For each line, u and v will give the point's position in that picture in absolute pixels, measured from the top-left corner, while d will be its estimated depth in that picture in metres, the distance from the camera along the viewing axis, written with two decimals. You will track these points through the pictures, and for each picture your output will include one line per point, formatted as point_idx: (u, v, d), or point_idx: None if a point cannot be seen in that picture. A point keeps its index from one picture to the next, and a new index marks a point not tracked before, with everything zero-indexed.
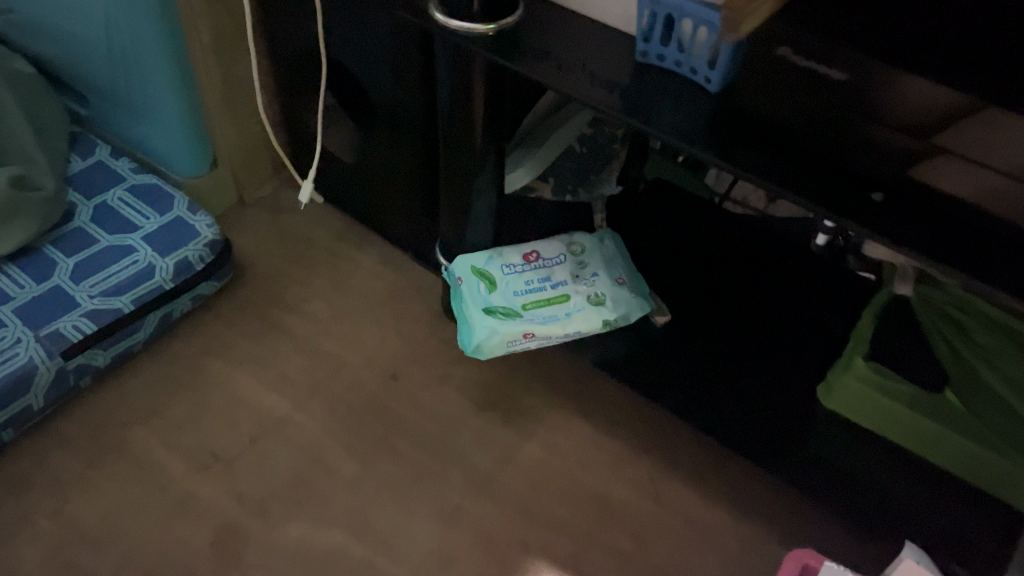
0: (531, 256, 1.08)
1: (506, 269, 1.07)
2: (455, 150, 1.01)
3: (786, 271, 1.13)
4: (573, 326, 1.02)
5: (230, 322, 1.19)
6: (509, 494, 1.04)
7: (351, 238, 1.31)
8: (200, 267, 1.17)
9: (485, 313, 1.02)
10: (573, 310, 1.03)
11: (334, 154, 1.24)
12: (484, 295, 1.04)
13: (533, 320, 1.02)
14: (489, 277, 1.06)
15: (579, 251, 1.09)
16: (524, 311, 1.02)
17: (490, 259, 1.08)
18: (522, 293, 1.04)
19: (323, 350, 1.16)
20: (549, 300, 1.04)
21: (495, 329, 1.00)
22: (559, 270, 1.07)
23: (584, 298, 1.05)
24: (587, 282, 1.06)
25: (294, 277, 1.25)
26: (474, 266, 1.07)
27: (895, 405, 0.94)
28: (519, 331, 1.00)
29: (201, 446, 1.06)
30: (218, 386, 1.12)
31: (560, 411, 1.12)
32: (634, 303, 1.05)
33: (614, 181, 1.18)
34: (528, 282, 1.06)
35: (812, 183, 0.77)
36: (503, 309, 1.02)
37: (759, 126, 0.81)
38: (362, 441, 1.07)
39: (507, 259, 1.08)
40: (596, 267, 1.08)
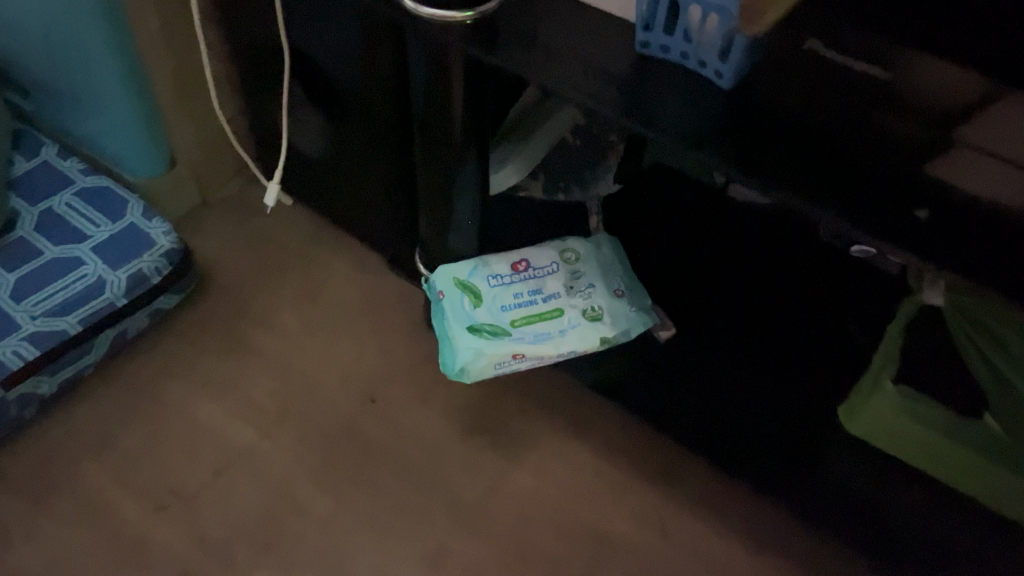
0: (520, 266, 0.98)
1: (492, 280, 0.96)
2: (433, 151, 0.90)
3: (803, 272, 1.00)
4: (568, 345, 0.92)
5: (192, 339, 1.08)
6: (499, 530, 0.94)
7: (325, 241, 1.20)
8: (157, 279, 1.06)
9: (469, 332, 0.91)
10: (567, 326, 0.93)
11: (302, 152, 1.13)
12: (468, 311, 0.93)
13: (523, 339, 0.92)
14: (474, 290, 0.95)
15: (573, 258, 0.99)
16: (513, 328, 0.93)
17: (475, 270, 0.97)
18: (511, 308, 0.94)
19: (293, 369, 1.06)
20: (541, 316, 0.94)
21: (480, 350, 0.90)
22: (551, 281, 0.97)
23: (579, 313, 0.94)
24: (582, 294, 0.96)
25: (262, 286, 1.14)
26: (457, 278, 0.96)
27: (929, 435, 0.84)
28: (507, 352, 0.90)
29: (159, 483, 0.96)
30: (178, 413, 1.02)
31: (554, 432, 1.02)
32: (634, 317, 0.95)
33: (611, 179, 1.06)
34: (517, 295, 0.95)
35: (828, 188, 0.66)
36: (489, 327, 0.92)
37: (771, 122, 0.70)
38: (336, 472, 0.98)
39: (493, 269, 0.97)
40: (592, 277, 0.97)
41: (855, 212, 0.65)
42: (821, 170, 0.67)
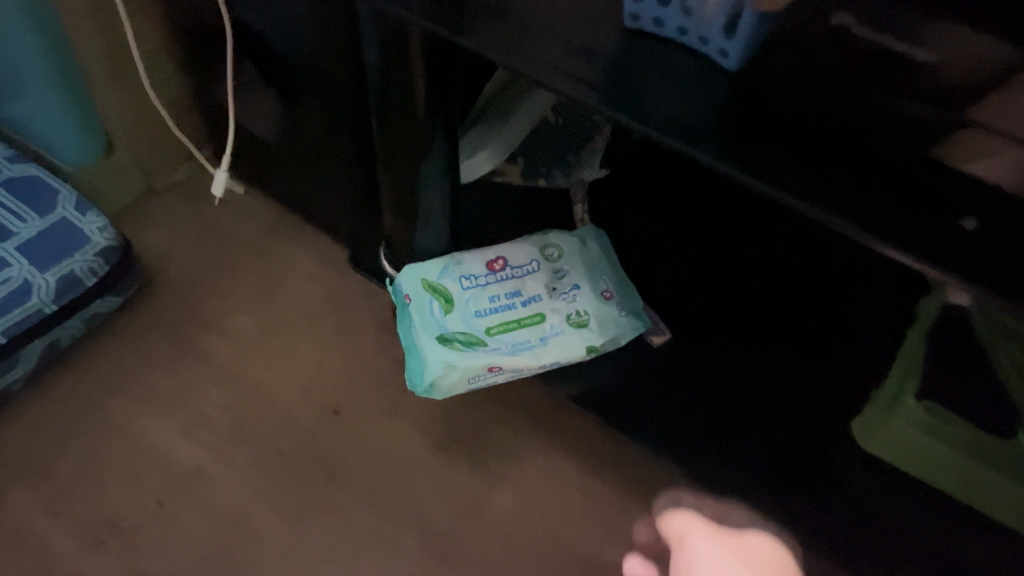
0: (496, 264, 0.87)
1: (465, 282, 0.85)
2: (392, 138, 0.78)
3: (804, 268, 0.90)
4: (551, 356, 0.82)
5: (135, 346, 0.98)
6: (474, 558, 0.85)
7: (283, 232, 1.08)
8: (93, 282, 0.94)
9: (439, 343, 0.81)
10: (550, 334, 0.83)
11: (254, 135, 1.00)
12: (438, 318, 0.83)
13: (499, 350, 0.81)
14: (445, 293, 0.84)
15: (555, 255, 0.88)
16: (489, 337, 0.82)
17: (446, 270, 0.86)
18: (486, 313, 0.84)
19: (248, 379, 0.96)
20: (519, 321, 0.83)
21: (452, 364, 0.79)
22: (532, 282, 0.86)
23: (563, 318, 0.84)
24: (566, 297, 0.85)
25: (213, 284, 1.03)
26: (425, 279, 0.85)
27: (955, 455, 0.76)
28: (482, 365, 0.80)
29: (97, 512, 0.86)
30: (119, 431, 0.91)
31: (536, 446, 0.92)
32: (623, 323, 0.85)
33: (598, 164, 0.96)
34: (493, 298, 0.84)
35: (848, 194, 0.56)
36: (462, 336, 0.82)
37: (776, 113, 0.59)
38: (295, 496, 0.88)
39: (466, 268, 0.86)
40: (576, 277, 0.87)
41: (879, 224, 0.54)
42: (834, 169, 0.57)
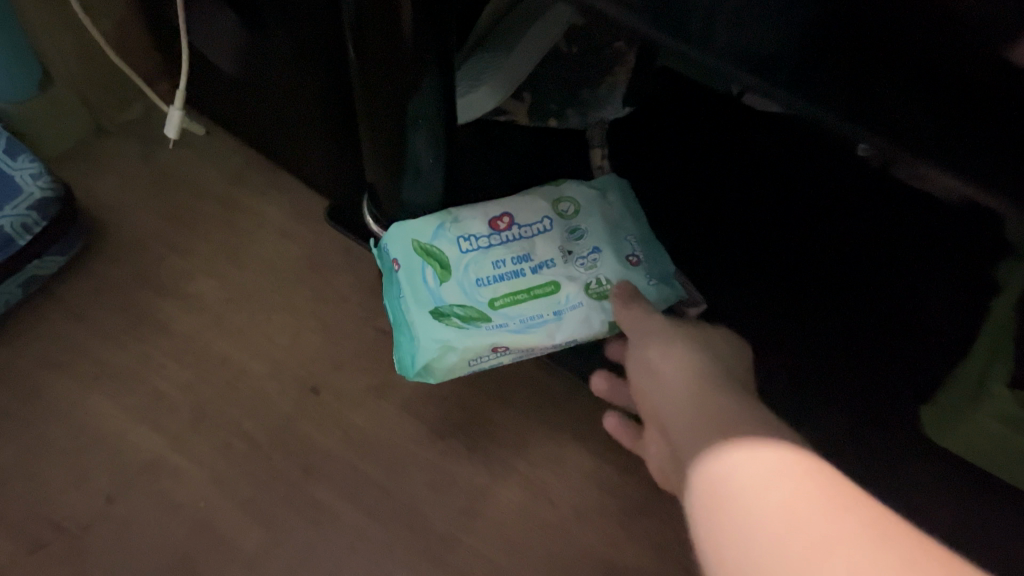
0: (501, 222, 0.73)
1: (465, 243, 0.71)
2: (376, 72, 0.63)
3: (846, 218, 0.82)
4: (567, 333, 0.69)
5: (83, 317, 0.84)
6: (475, 565, 0.74)
7: (252, 180, 0.94)
8: (26, 240, 0.79)
9: (433, 319, 0.67)
10: (565, 307, 0.70)
11: (211, 66, 0.84)
12: (431, 288, 0.69)
13: (505, 326, 0.68)
14: (441, 258, 0.70)
15: (570, 212, 0.74)
16: (493, 312, 0.69)
17: (441, 229, 0.72)
18: (490, 282, 0.70)
19: (212, 354, 0.83)
20: (529, 291, 0.70)
21: (450, 345, 0.66)
22: (543, 243, 0.72)
23: (581, 286, 0.70)
24: (585, 262, 0.72)
25: (171, 241, 0.89)
26: (416, 241, 0.71)
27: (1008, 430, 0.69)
28: (485, 346, 0.67)
29: (38, 512, 0.75)
30: (62, 417, 0.79)
31: (546, 430, 0.81)
32: (653, 290, 0.71)
33: (618, 101, 0.84)
34: (498, 263, 0.71)
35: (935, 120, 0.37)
36: (461, 310, 0.68)
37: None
38: (268, 492, 0.77)
39: (465, 226, 0.72)
40: (597, 238, 0.73)
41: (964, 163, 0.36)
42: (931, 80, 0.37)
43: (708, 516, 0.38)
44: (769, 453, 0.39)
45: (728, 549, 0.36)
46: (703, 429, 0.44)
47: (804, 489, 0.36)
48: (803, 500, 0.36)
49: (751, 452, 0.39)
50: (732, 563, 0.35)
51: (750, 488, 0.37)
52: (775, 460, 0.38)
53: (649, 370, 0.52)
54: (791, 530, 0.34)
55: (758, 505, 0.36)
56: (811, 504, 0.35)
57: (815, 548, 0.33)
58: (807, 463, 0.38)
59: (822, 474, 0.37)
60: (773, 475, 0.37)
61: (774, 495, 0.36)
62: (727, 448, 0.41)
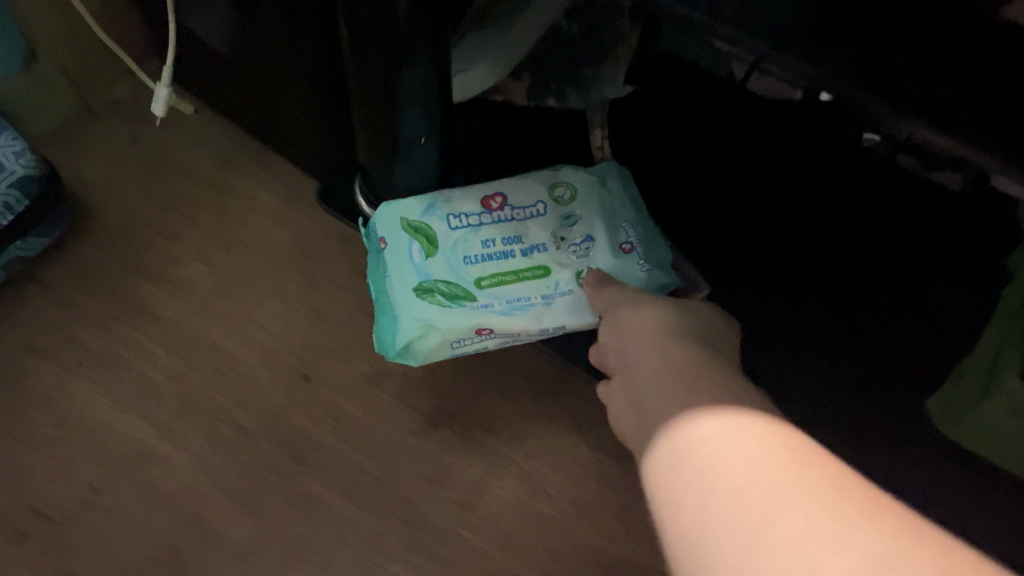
0: (493, 203, 0.70)
1: (455, 222, 0.69)
2: (368, 54, 0.61)
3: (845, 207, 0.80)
4: (553, 319, 0.67)
5: (68, 301, 0.82)
6: (470, 559, 0.73)
7: (243, 163, 0.91)
8: (8, 219, 0.77)
9: (416, 295, 0.66)
10: (553, 292, 0.67)
11: (200, 43, 0.81)
12: (416, 264, 0.67)
13: (490, 308, 0.66)
14: (429, 235, 0.68)
15: (566, 196, 0.71)
16: (479, 291, 0.67)
17: (432, 206, 0.69)
18: (477, 262, 0.68)
19: (201, 341, 0.81)
20: (518, 274, 0.68)
21: (431, 324, 0.65)
22: (536, 227, 0.70)
23: (572, 274, 0.68)
24: (577, 250, 0.69)
25: (160, 225, 0.87)
26: (405, 217, 0.69)
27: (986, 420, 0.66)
28: (467, 327, 0.65)
29: (21, 502, 0.73)
30: (46, 404, 0.77)
31: (544, 421, 0.79)
32: (645, 280, 0.68)
33: (621, 81, 0.80)
34: (488, 244, 0.69)
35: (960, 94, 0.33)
36: (445, 287, 0.66)
37: None
38: (258, 482, 0.75)
39: (456, 205, 0.70)
40: (592, 224, 0.70)
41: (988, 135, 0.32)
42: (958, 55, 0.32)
43: (665, 476, 0.37)
44: (728, 412, 0.37)
45: (687, 498, 0.35)
46: (665, 385, 0.42)
47: (765, 442, 0.35)
48: (760, 462, 0.34)
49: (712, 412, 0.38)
50: (690, 514, 0.34)
51: (710, 440, 0.36)
52: (737, 414, 0.37)
53: (620, 336, 0.51)
54: (751, 482, 0.33)
55: (718, 458, 0.35)
56: (774, 457, 0.34)
57: (775, 502, 0.32)
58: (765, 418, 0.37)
59: (786, 430, 0.36)
60: (729, 437, 0.36)
61: (737, 449, 0.35)
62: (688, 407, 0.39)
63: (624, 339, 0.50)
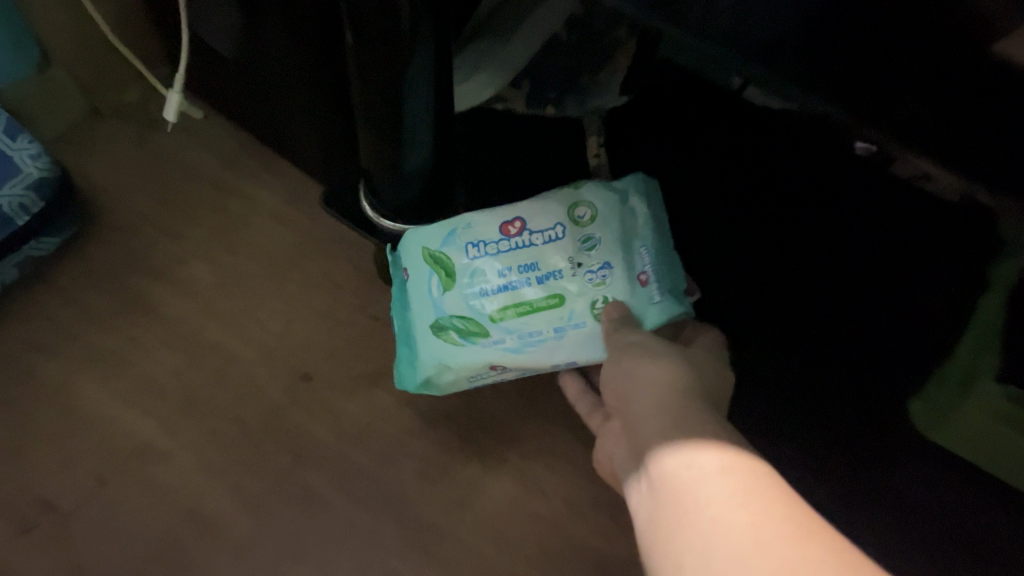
0: (512, 227, 0.67)
1: (473, 250, 0.67)
2: (369, 64, 0.64)
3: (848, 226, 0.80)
4: (566, 353, 0.65)
5: (74, 299, 0.84)
6: (462, 555, 0.74)
7: (248, 167, 0.93)
8: (23, 221, 0.79)
9: (431, 333, 0.65)
10: (567, 325, 0.65)
11: (208, 49, 0.84)
12: (434, 299, 0.66)
13: (502, 344, 0.65)
14: (447, 266, 0.66)
15: (587, 218, 0.67)
16: (493, 326, 0.65)
17: (451, 234, 0.67)
18: (492, 294, 0.66)
19: (204, 340, 0.83)
20: (532, 306, 0.65)
21: (446, 363, 0.65)
22: (553, 253, 0.66)
23: (587, 304, 0.65)
24: (593, 279, 0.65)
25: (166, 226, 0.89)
26: (426, 248, 0.67)
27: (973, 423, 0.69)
28: (481, 365, 0.65)
29: (27, 494, 0.75)
30: (52, 399, 0.79)
31: (538, 422, 0.80)
32: (661, 315, 0.64)
33: (616, 89, 0.84)
34: (504, 272, 0.66)
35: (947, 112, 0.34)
36: (460, 323, 0.65)
37: None
38: (258, 477, 0.77)
39: (475, 231, 0.67)
40: (610, 251, 0.66)
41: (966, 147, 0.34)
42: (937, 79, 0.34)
43: (671, 541, 0.37)
44: (733, 483, 0.38)
45: (687, 558, 0.36)
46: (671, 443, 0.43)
47: (772, 515, 0.35)
48: (766, 534, 0.34)
49: (719, 483, 0.38)
50: None
51: (715, 510, 0.36)
52: (746, 485, 0.37)
53: (627, 382, 0.52)
54: (760, 549, 0.34)
55: (723, 526, 0.35)
56: (777, 529, 0.34)
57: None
58: (770, 492, 0.37)
59: (792, 505, 0.36)
60: (735, 507, 0.36)
61: (740, 517, 0.35)
62: (696, 472, 0.39)
63: (630, 387, 0.51)
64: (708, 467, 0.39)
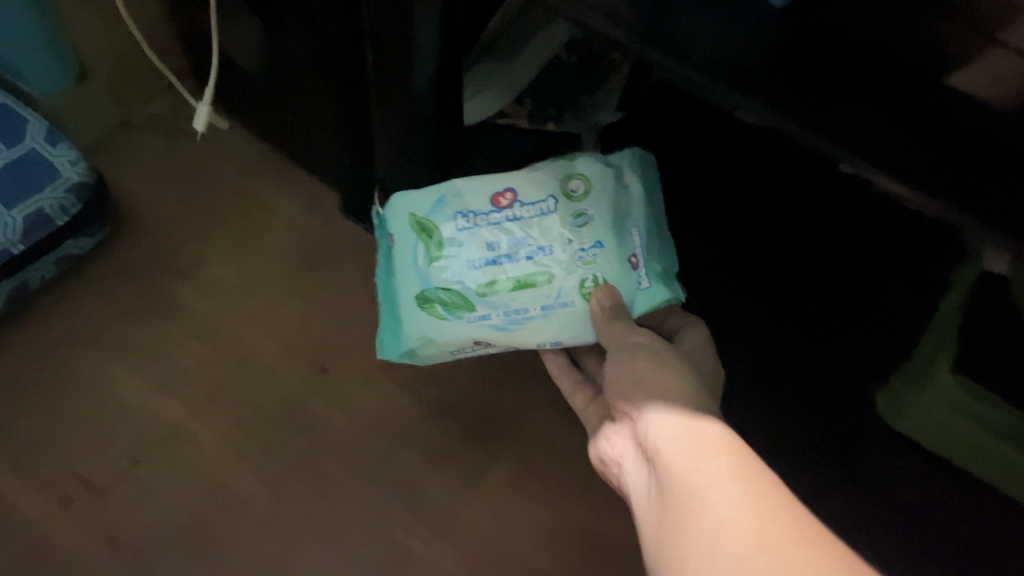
0: (503, 199, 0.68)
1: (462, 220, 0.68)
2: (387, 79, 0.71)
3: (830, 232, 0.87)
4: (550, 330, 0.67)
5: (108, 295, 0.91)
6: (465, 534, 0.81)
7: (268, 174, 1.00)
8: (63, 221, 0.86)
9: (417, 304, 0.67)
10: (553, 303, 0.66)
11: (236, 65, 0.91)
12: (421, 269, 0.68)
13: (487, 320, 0.67)
14: (434, 235, 0.68)
15: (578, 192, 0.68)
16: (478, 300, 0.67)
17: (440, 203, 0.68)
18: (480, 268, 0.67)
19: (228, 334, 0.90)
20: (519, 282, 0.66)
21: (430, 337, 0.68)
22: (542, 227, 0.67)
23: (575, 283, 0.66)
24: (583, 256, 0.66)
25: (193, 228, 0.96)
26: (415, 215, 0.68)
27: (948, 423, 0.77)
28: (465, 340, 0.68)
29: (66, 472, 0.81)
30: (87, 386, 0.86)
31: (537, 412, 0.87)
32: (646, 301, 0.66)
33: (613, 108, 0.90)
34: (492, 245, 0.67)
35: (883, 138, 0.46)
36: (445, 296, 0.67)
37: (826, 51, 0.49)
38: (278, 460, 0.83)
39: (466, 201, 0.68)
40: (602, 229, 0.67)
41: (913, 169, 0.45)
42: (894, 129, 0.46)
43: (680, 541, 0.39)
44: (737, 488, 0.40)
45: (689, 554, 0.39)
46: (682, 445, 0.45)
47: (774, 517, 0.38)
48: (768, 533, 0.37)
49: (723, 487, 0.40)
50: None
51: (720, 511, 0.39)
52: (748, 489, 0.40)
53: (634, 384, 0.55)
54: (758, 551, 0.36)
55: (726, 528, 0.38)
56: (778, 530, 0.37)
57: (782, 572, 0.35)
58: (774, 496, 0.39)
59: (795, 508, 0.38)
60: (741, 510, 0.38)
61: (743, 519, 0.38)
62: (705, 476, 0.42)
63: (634, 390, 0.54)
64: (714, 471, 0.42)
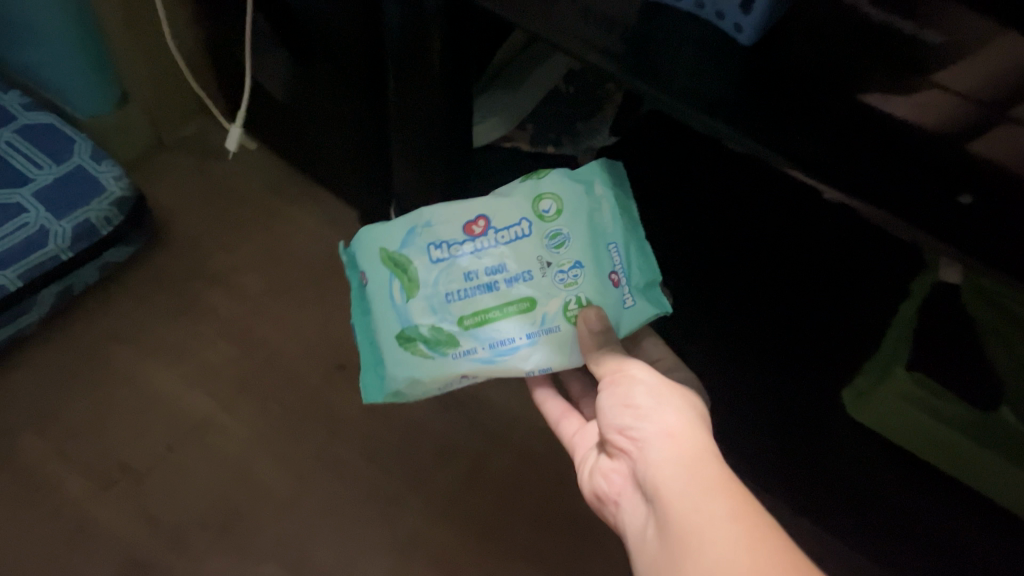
0: (476, 226, 0.66)
1: (436, 251, 0.66)
2: (405, 105, 0.80)
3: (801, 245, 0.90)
4: (539, 358, 0.64)
5: (146, 298, 1.00)
6: (472, 516, 0.89)
7: (291, 192, 1.10)
8: (107, 231, 0.94)
9: (399, 343, 0.64)
10: (539, 329, 0.65)
11: (266, 93, 1.00)
12: (399, 306, 0.65)
13: (473, 353, 0.64)
14: (409, 270, 0.66)
15: (551, 213, 0.67)
16: (462, 334, 0.64)
17: (412, 235, 0.66)
18: (460, 299, 0.65)
19: (254, 335, 0.98)
20: (501, 309, 0.65)
21: (415, 377, 0.64)
22: (520, 252, 0.66)
23: (560, 306, 0.65)
24: (564, 278, 0.66)
25: (222, 239, 1.05)
26: (386, 251, 0.66)
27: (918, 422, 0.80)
28: (452, 375, 0.64)
29: (107, 457, 0.89)
30: (127, 380, 0.94)
31: (535, 409, 0.96)
32: (631, 319, 0.66)
33: (608, 130, 0.97)
34: (470, 275, 0.65)
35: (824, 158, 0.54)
36: (428, 332, 0.64)
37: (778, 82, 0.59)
38: (300, 449, 0.91)
39: (435, 231, 0.66)
40: (579, 249, 0.66)
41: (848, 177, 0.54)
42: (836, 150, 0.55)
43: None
44: (731, 525, 0.43)
45: None
46: (678, 479, 0.48)
47: (765, 556, 0.41)
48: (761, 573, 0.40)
49: (716, 521, 0.43)
50: None
51: (714, 547, 0.42)
52: (742, 525, 0.43)
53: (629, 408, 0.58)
54: None
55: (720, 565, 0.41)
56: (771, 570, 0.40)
57: None
58: (765, 533, 0.42)
59: (786, 547, 0.42)
60: (733, 544, 0.42)
61: (735, 557, 0.41)
62: (699, 511, 0.45)
63: (632, 416, 0.57)
64: (709, 507, 0.45)
